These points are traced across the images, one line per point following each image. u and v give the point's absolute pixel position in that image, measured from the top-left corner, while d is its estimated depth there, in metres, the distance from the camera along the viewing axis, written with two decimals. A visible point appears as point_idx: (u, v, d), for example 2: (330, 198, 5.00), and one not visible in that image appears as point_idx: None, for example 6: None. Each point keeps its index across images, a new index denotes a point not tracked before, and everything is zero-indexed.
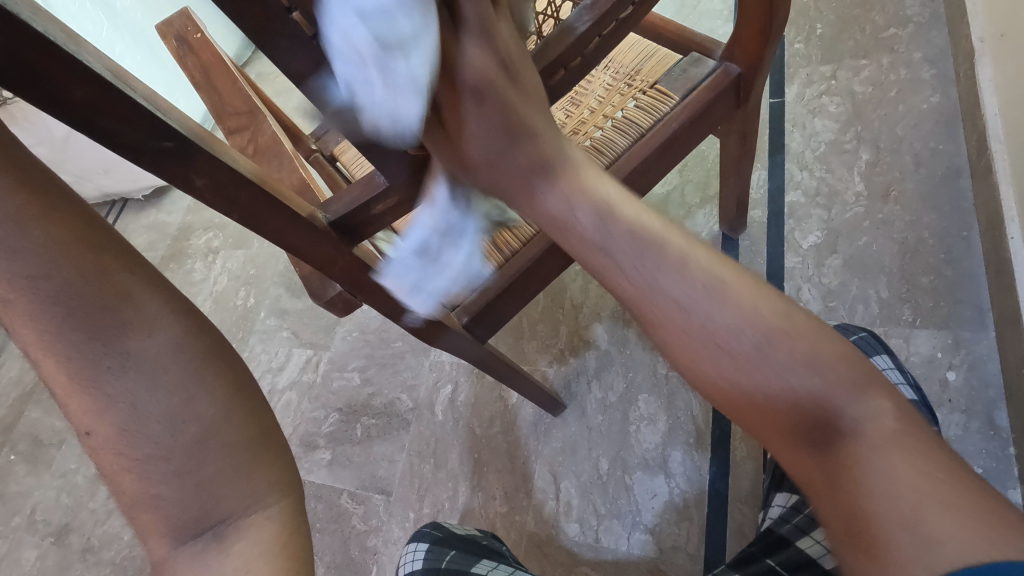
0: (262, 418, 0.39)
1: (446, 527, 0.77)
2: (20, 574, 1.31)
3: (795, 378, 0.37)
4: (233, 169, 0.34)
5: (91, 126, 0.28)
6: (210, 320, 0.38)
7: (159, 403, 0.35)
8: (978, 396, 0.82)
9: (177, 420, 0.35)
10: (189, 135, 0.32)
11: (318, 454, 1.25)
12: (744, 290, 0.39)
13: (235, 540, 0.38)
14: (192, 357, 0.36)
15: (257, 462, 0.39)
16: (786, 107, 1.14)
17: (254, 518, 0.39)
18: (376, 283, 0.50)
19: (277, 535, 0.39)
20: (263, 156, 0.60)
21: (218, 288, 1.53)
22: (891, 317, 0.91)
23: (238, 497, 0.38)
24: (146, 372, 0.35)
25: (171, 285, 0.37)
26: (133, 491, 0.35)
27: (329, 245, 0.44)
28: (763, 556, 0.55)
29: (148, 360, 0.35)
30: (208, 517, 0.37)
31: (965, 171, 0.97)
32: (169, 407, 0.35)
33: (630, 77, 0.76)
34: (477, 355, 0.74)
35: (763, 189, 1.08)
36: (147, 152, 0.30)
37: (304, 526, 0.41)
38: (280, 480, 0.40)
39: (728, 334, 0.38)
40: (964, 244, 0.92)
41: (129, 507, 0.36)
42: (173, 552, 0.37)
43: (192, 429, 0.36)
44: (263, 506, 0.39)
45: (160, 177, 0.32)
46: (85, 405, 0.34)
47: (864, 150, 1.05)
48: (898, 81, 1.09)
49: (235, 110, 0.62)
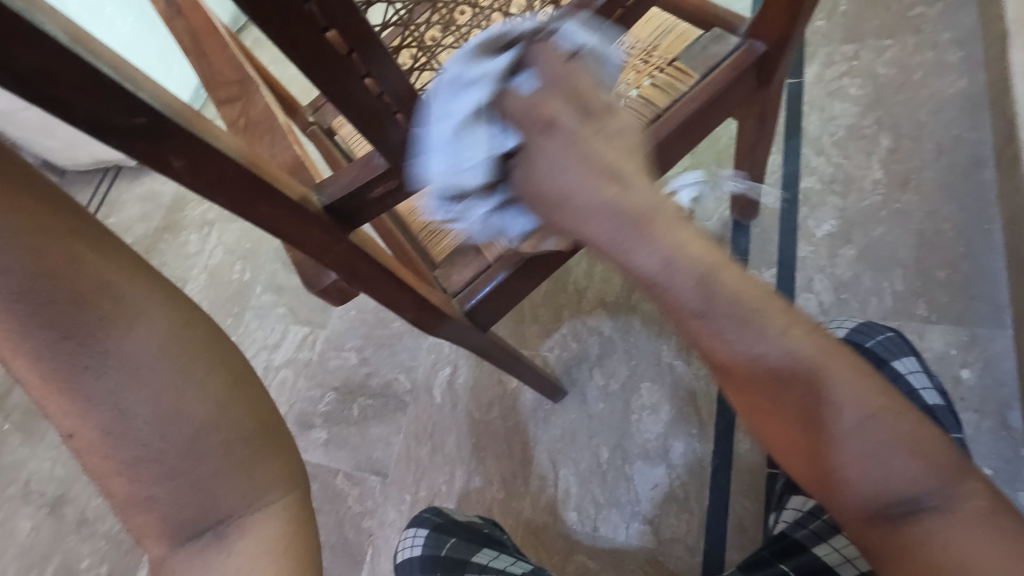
0: (264, 409, 0.35)
1: (444, 512, 0.74)
2: (15, 544, 1.30)
3: (823, 413, 0.32)
4: (215, 149, 0.31)
5: (50, 99, 0.24)
6: (200, 310, 0.35)
7: (146, 402, 0.31)
8: (990, 395, 0.80)
9: (167, 420, 0.31)
10: (166, 111, 0.28)
11: (314, 433, 1.24)
12: (780, 314, 0.33)
13: (237, 539, 0.33)
14: (180, 353, 0.32)
15: (261, 457, 0.34)
16: (804, 88, 1.09)
17: (258, 515, 0.34)
18: (376, 272, 0.47)
19: (283, 534, 0.34)
20: (256, 130, 0.57)
21: (214, 262, 1.50)
22: (904, 312, 0.89)
23: (239, 494, 0.34)
24: (129, 370, 0.31)
25: (153, 272, 0.33)
26: (125, 493, 0.31)
27: (323, 231, 0.41)
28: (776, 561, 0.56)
29: (130, 359, 0.31)
30: (208, 516, 0.33)
31: (989, 162, 0.94)
32: (159, 406, 0.31)
33: (647, 54, 0.70)
34: (480, 344, 0.71)
35: (777, 173, 1.04)
36: (118, 130, 0.27)
37: (313, 525, 0.36)
38: (286, 473, 0.35)
39: (756, 355, 0.33)
40: (984, 238, 0.89)
41: (120, 510, 0.32)
42: (172, 551, 0.33)
43: (184, 429, 0.32)
44: (269, 502, 0.35)
45: (133, 158, 0.29)
46: (65, 406, 0.30)
47: (884, 136, 1.01)
48: (923, 63, 1.04)
49: (225, 79, 0.58)
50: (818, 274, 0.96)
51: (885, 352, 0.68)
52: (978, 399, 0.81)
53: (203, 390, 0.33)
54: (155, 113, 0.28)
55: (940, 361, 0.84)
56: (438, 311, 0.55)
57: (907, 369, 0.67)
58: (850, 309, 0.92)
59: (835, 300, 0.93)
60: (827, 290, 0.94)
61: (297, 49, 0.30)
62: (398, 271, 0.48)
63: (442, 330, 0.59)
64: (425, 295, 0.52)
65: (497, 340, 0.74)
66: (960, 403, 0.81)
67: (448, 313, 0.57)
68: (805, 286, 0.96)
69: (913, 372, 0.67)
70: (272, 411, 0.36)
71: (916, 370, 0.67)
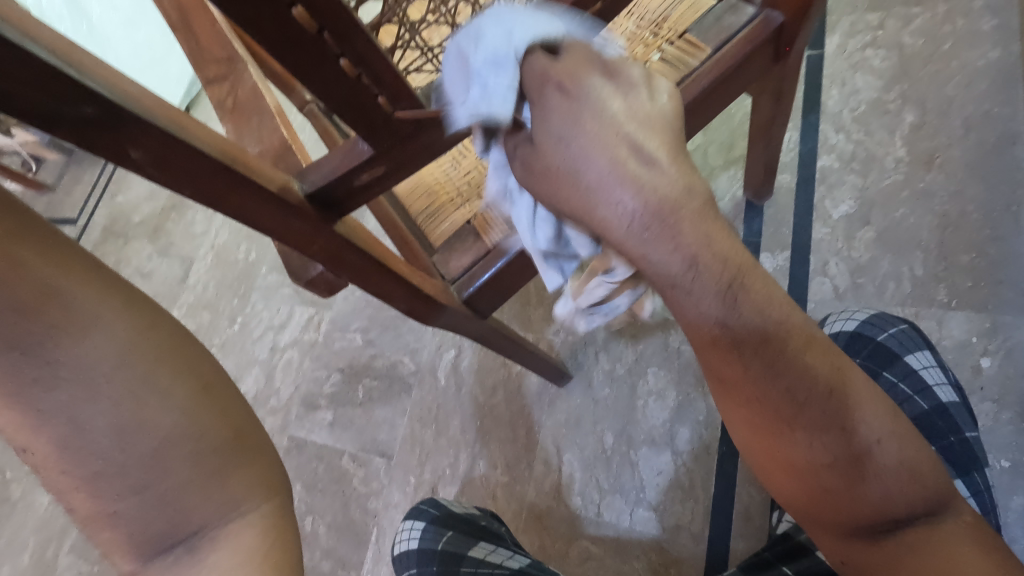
0: (237, 419, 0.34)
1: (441, 504, 0.74)
2: (34, 518, 1.33)
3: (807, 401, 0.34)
4: (177, 138, 0.29)
5: None
6: (164, 312, 0.33)
7: (104, 414, 0.30)
8: (1012, 385, 0.77)
9: (128, 433, 0.30)
10: (119, 98, 0.26)
11: (320, 414, 1.25)
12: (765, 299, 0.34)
13: (210, 551, 0.33)
14: (140, 361, 0.31)
15: (235, 465, 0.33)
16: (825, 60, 1.03)
17: (233, 526, 0.33)
18: (365, 263, 0.44)
19: (262, 542, 0.34)
20: (243, 112, 0.54)
21: (219, 242, 1.49)
22: (924, 297, 0.85)
23: (212, 505, 0.33)
24: (83, 382, 0.29)
25: (112, 275, 0.32)
26: (88, 509, 0.30)
27: (304, 223, 0.39)
28: (779, 563, 0.56)
29: (83, 370, 0.29)
30: (179, 529, 0.32)
31: (1020, 139, 0.89)
32: (118, 418, 0.30)
33: (657, 25, 0.67)
34: (479, 332, 0.70)
35: (794, 151, 1.00)
36: (64, 119, 0.25)
37: (293, 531, 0.36)
38: (262, 480, 0.35)
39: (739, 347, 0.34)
40: (1011, 220, 0.85)
41: (85, 525, 0.31)
42: (143, 564, 0.32)
43: (146, 442, 0.31)
44: (245, 511, 0.34)
45: (85, 150, 0.27)
46: (17, 421, 0.29)
47: (908, 112, 0.96)
48: (953, 32, 0.98)
49: (213, 57, 0.55)
50: (834, 258, 0.92)
51: (898, 348, 0.70)
52: (998, 389, 0.78)
53: (167, 401, 0.31)
54: (107, 103, 0.25)
55: (960, 349, 0.81)
56: (432, 302, 0.53)
57: (919, 364, 0.69)
58: (867, 294, 0.89)
59: (851, 285, 0.90)
60: (842, 274, 0.91)
61: (265, 30, 0.27)
62: (388, 262, 0.46)
63: (438, 320, 0.58)
64: (417, 287, 0.50)
65: (497, 327, 0.72)
66: (979, 393, 0.78)
67: (444, 303, 0.55)
68: (820, 270, 0.92)
69: (926, 366, 0.69)
70: (247, 418, 0.35)
71: (930, 365, 0.69)
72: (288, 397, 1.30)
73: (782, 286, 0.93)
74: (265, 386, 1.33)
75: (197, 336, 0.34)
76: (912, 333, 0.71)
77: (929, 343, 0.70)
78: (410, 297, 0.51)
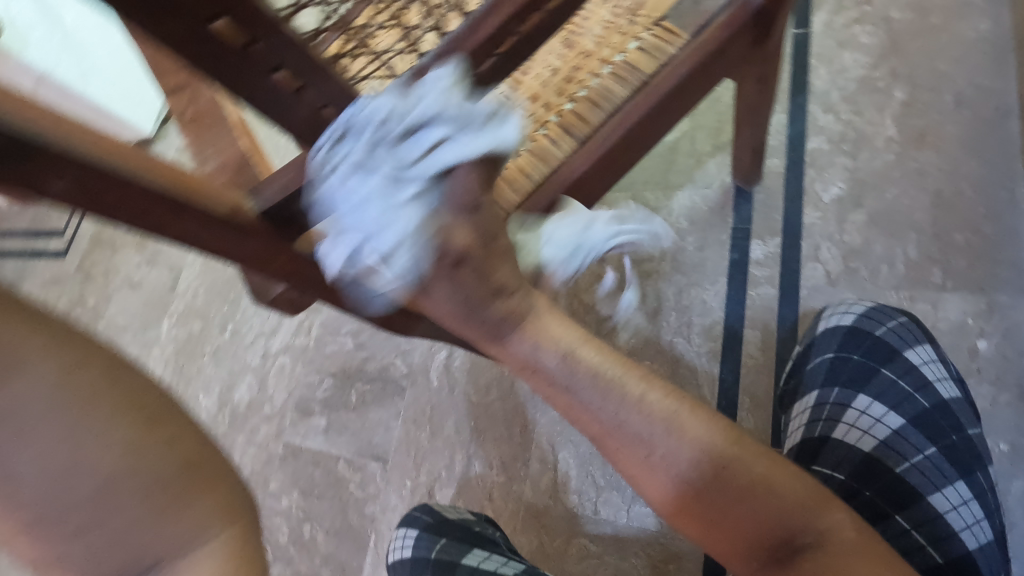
0: (183, 447, 0.33)
1: (435, 512, 0.73)
2: None
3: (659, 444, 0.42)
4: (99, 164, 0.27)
5: None
6: (99, 345, 0.32)
7: (38, 461, 0.29)
8: (1010, 366, 0.76)
9: (66, 477, 0.30)
10: (24, 127, 0.24)
11: (315, 420, 1.24)
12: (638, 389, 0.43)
13: None
14: (71, 401, 0.30)
15: (186, 495, 0.33)
16: (812, 38, 1.00)
17: (193, 556, 0.33)
18: (331, 277, 0.43)
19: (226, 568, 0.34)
20: (201, 122, 0.52)
21: None
22: (918, 280, 0.83)
23: (168, 537, 0.33)
24: (11, 431, 0.29)
25: (40, 314, 0.31)
26: (35, 555, 0.30)
27: (260, 241, 0.37)
28: None
29: (10, 418, 0.29)
30: (137, 564, 0.32)
31: (1013, 113, 0.87)
32: (52, 463, 0.29)
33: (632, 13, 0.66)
34: (460, 337, 0.68)
35: (783, 134, 0.97)
36: None
37: (259, 550, 0.36)
38: (220, 505, 0.34)
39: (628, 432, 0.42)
40: (1006, 197, 0.83)
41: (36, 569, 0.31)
42: None
43: (87, 484, 0.30)
44: (206, 539, 0.34)
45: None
46: None
47: (898, 89, 0.93)
48: (943, 5, 0.95)
49: (172, 66, 0.52)
50: (825, 242, 0.90)
51: (897, 344, 0.74)
52: (996, 371, 0.76)
53: (136, 444, 0.32)
54: (11, 133, 0.24)
55: (956, 331, 0.79)
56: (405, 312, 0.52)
57: (918, 359, 0.73)
58: (860, 278, 0.87)
59: (844, 269, 0.88)
60: (835, 259, 0.89)
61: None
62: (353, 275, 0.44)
63: (414, 330, 0.56)
64: (388, 299, 0.48)
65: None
66: (976, 375, 0.77)
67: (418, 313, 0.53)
68: (811, 256, 0.91)
69: (926, 361, 0.73)
70: (207, 448, 0.35)
71: (930, 361, 0.73)
72: (281, 403, 1.29)
73: (773, 272, 0.93)
74: (259, 393, 1.32)
75: (133, 363, 0.33)
76: (911, 330, 0.75)
77: (930, 337, 0.75)
78: (380, 310, 0.50)
